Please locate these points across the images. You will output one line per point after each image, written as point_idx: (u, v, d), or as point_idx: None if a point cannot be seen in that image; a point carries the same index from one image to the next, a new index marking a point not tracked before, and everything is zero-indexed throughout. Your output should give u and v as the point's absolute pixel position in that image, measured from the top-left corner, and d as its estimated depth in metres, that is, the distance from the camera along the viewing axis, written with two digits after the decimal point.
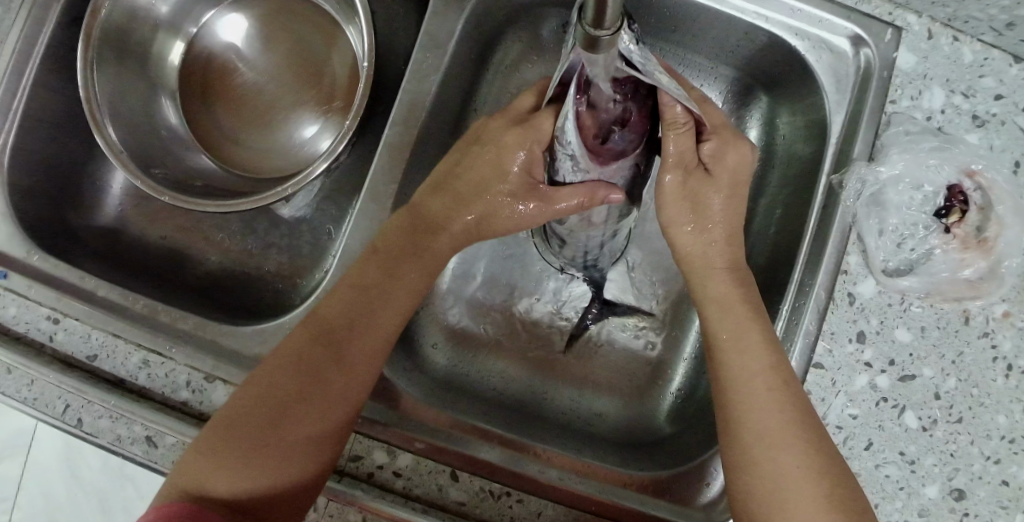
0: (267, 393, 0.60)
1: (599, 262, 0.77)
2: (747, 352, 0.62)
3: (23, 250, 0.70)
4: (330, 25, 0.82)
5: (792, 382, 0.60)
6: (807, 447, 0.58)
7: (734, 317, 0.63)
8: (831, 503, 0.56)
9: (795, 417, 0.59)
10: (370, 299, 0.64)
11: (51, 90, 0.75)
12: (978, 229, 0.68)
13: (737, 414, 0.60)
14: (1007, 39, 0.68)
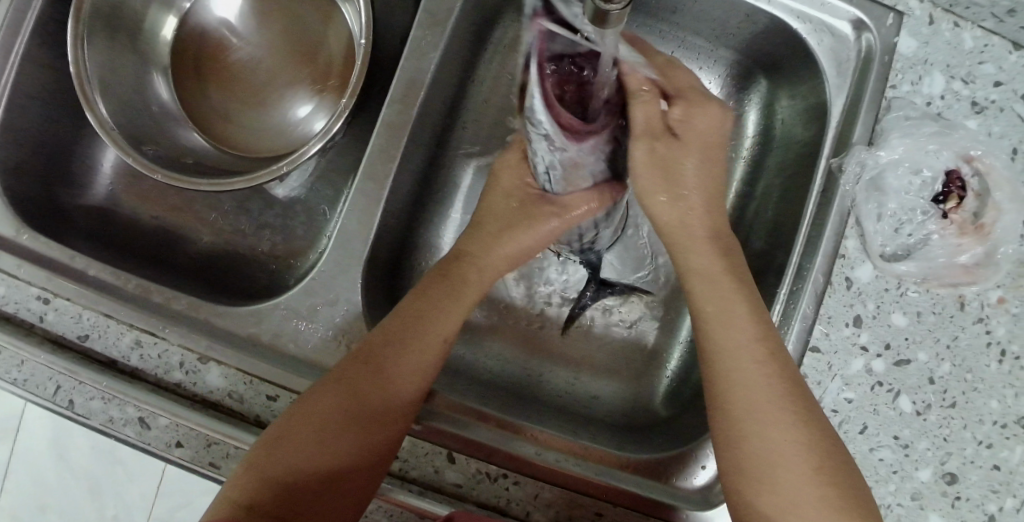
0: (318, 406, 0.60)
1: (592, 245, 0.76)
2: (735, 324, 0.61)
3: (12, 229, 0.69)
4: (325, 1, 0.81)
5: (779, 353, 0.60)
6: (796, 418, 0.58)
7: (719, 289, 0.63)
8: (819, 471, 0.56)
9: (783, 388, 0.59)
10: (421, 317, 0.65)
11: (40, 65, 0.73)
12: (975, 214, 0.69)
13: (725, 385, 0.60)
14: (1007, 25, 0.68)
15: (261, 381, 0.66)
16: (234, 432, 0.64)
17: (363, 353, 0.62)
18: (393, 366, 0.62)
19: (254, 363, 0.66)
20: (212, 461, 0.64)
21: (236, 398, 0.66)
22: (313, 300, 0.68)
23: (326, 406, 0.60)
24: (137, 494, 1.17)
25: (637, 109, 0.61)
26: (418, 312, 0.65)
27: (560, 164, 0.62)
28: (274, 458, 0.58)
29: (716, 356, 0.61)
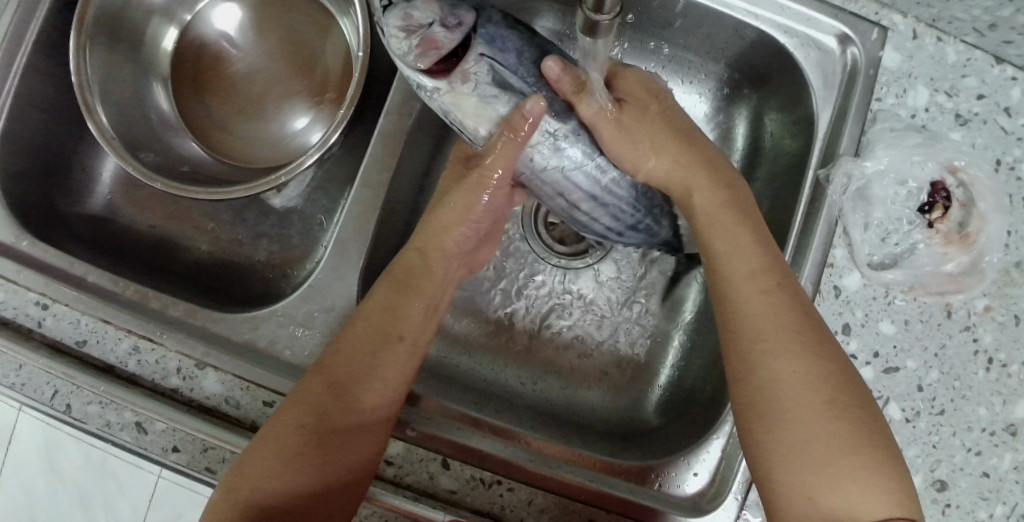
0: (286, 422, 0.59)
1: (614, 207, 0.71)
2: (741, 253, 0.61)
3: (11, 235, 0.70)
4: (323, 16, 0.82)
5: (785, 283, 0.59)
6: (803, 351, 0.56)
7: (726, 226, 0.62)
8: (832, 404, 0.54)
9: (794, 318, 0.57)
10: (382, 319, 0.64)
11: (43, 75, 0.74)
12: (961, 224, 0.70)
13: (737, 314, 0.59)
14: (989, 40, 0.70)
15: (257, 387, 0.67)
16: (229, 438, 0.64)
17: (327, 366, 0.62)
18: (357, 377, 0.62)
19: (251, 369, 0.67)
20: (207, 466, 0.64)
21: (233, 403, 0.66)
22: (310, 307, 0.69)
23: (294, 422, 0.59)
24: (129, 506, 1.17)
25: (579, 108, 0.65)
26: (378, 316, 0.64)
27: (451, 110, 0.64)
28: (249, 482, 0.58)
29: (726, 290, 0.61)
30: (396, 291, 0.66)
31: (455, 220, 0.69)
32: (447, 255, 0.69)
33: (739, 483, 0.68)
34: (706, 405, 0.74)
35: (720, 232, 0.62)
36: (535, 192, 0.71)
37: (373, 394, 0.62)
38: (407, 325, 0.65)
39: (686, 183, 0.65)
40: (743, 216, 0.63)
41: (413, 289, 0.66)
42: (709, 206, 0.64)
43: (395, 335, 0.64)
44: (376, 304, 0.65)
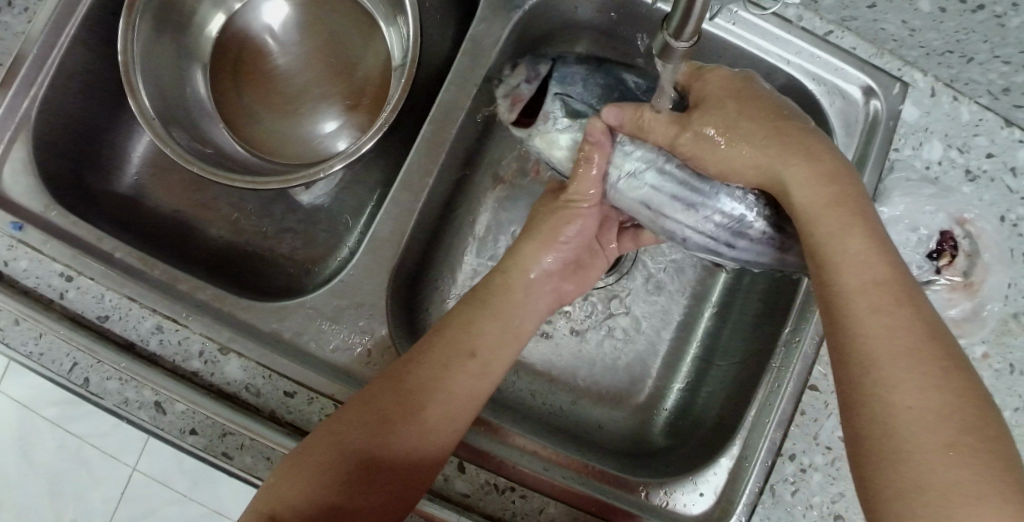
0: (345, 419, 0.61)
1: (709, 208, 0.67)
2: (856, 256, 0.57)
3: (40, 204, 0.69)
4: (368, 22, 0.84)
5: (904, 296, 0.55)
6: (924, 380, 0.52)
7: (833, 226, 0.58)
8: (952, 437, 0.51)
9: (912, 338, 0.54)
10: (458, 334, 0.66)
11: (88, 49, 0.74)
12: (965, 273, 0.74)
13: (850, 323, 0.56)
14: (1001, 103, 0.75)
15: (280, 376, 0.67)
16: (249, 424, 0.64)
17: (400, 371, 0.63)
18: (425, 388, 0.63)
19: (276, 359, 0.66)
20: (225, 451, 0.64)
21: (254, 391, 0.66)
22: (339, 302, 0.69)
23: (354, 421, 0.61)
24: (100, 499, 1.13)
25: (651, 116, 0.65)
26: (455, 330, 0.66)
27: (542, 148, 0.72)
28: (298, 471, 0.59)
29: (832, 299, 0.57)
30: (477, 309, 0.67)
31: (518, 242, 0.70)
32: (533, 281, 0.69)
33: (743, 506, 0.69)
34: (713, 429, 0.76)
35: (830, 233, 0.58)
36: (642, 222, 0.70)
37: (440, 407, 0.63)
38: (482, 343, 0.66)
39: (772, 169, 0.62)
40: (853, 216, 0.59)
41: (493, 308, 0.67)
42: (812, 199, 0.60)
43: (467, 352, 0.65)
44: (458, 320, 0.67)
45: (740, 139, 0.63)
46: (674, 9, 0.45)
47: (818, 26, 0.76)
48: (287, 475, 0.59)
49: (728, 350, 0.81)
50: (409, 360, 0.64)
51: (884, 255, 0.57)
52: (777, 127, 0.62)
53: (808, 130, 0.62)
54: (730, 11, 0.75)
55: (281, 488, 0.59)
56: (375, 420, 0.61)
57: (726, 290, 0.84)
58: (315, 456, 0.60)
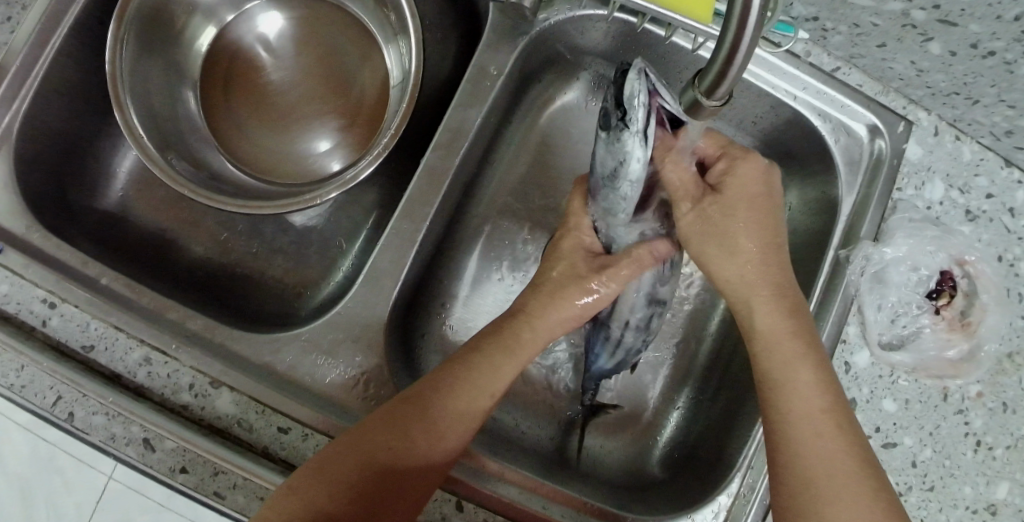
0: (360, 446, 0.58)
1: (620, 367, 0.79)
2: (800, 384, 0.64)
3: (21, 225, 0.65)
4: (367, 39, 0.81)
5: (843, 426, 0.62)
6: (854, 497, 0.59)
7: (787, 355, 0.65)
8: None
9: (842, 463, 0.61)
10: (478, 374, 0.64)
11: (75, 60, 0.71)
12: (963, 312, 0.74)
13: (786, 436, 0.63)
14: (1002, 144, 0.75)
15: (273, 411, 0.64)
16: (239, 462, 0.62)
17: (422, 389, 0.62)
18: (443, 406, 0.61)
19: (270, 393, 0.64)
20: (217, 490, 0.62)
21: (246, 426, 0.64)
22: (335, 334, 0.67)
23: (373, 435, 0.59)
24: (73, 506, 0.98)
25: (678, 176, 0.69)
26: (477, 369, 0.64)
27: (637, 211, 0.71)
28: (309, 501, 0.56)
29: (779, 418, 0.64)
30: (496, 335, 0.67)
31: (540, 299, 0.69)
32: (547, 320, 0.69)
33: None
34: (711, 463, 0.76)
35: (785, 362, 0.65)
36: (617, 307, 0.76)
37: (456, 428, 0.62)
38: (499, 370, 0.65)
39: (745, 296, 0.68)
40: (808, 351, 0.65)
41: (509, 337, 0.67)
42: (776, 330, 0.66)
43: (487, 392, 0.64)
44: (476, 353, 0.65)
45: (734, 246, 0.68)
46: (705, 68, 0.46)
47: (826, 62, 0.76)
48: (306, 475, 0.57)
49: (726, 383, 0.80)
50: (429, 379, 0.63)
51: (828, 385, 0.64)
52: (766, 249, 0.68)
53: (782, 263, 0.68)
54: None
55: (301, 487, 0.56)
56: (395, 437, 0.59)
57: (725, 320, 0.83)
58: (338, 460, 0.58)
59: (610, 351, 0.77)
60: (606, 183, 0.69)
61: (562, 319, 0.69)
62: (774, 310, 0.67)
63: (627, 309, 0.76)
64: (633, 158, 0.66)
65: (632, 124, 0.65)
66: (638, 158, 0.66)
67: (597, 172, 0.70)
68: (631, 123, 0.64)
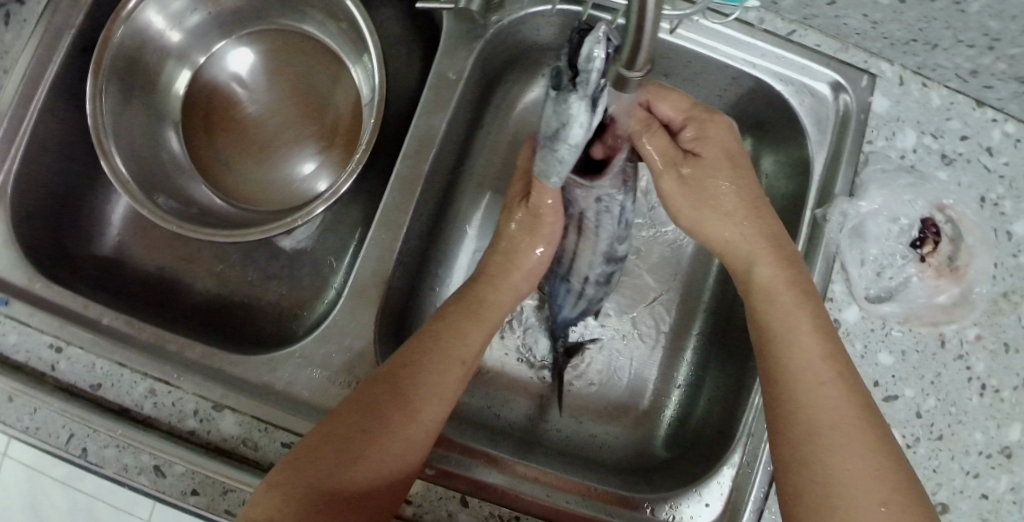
0: (339, 429, 0.60)
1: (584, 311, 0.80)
2: (800, 335, 0.63)
3: (24, 277, 0.69)
4: (334, 62, 0.84)
5: (847, 373, 0.61)
6: (860, 444, 0.58)
7: (787, 304, 0.64)
8: (885, 490, 0.56)
9: (846, 410, 0.60)
10: (447, 342, 0.67)
11: (58, 116, 0.74)
12: (950, 258, 0.74)
13: (791, 388, 0.62)
14: (970, 85, 0.74)
15: (276, 428, 0.67)
16: (247, 480, 0.65)
17: (393, 370, 0.64)
18: (415, 384, 0.63)
19: (270, 411, 0.67)
20: (227, 508, 0.65)
21: (252, 445, 0.66)
22: (328, 348, 0.70)
23: (350, 419, 0.61)
24: None
25: (654, 147, 0.69)
26: (446, 337, 0.67)
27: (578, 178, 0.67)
28: (294, 483, 0.57)
29: (782, 371, 0.63)
30: (460, 311, 0.70)
31: (498, 265, 0.74)
32: (506, 295, 0.73)
33: (751, 512, 0.70)
34: (715, 436, 0.76)
35: (784, 312, 0.64)
36: (575, 264, 0.76)
37: (431, 402, 0.64)
38: (466, 343, 0.68)
39: (748, 259, 0.68)
40: (805, 301, 0.64)
41: (474, 312, 0.70)
42: (773, 284, 0.66)
43: (458, 359, 0.67)
44: (443, 322, 0.68)
45: (727, 211, 0.69)
46: (623, 42, 0.46)
47: (781, 27, 0.76)
48: (289, 464, 0.59)
49: (723, 355, 0.80)
50: (397, 359, 0.65)
51: (829, 335, 0.63)
52: (757, 207, 0.69)
53: (772, 216, 0.69)
54: (691, 20, 0.75)
55: (287, 476, 0.58)
56: (372, 418, 0.61)
57: (715, 294, 0.84)
58: (322, 447, 0.59)
59: (573, 302, 0.78)
60: (546, 143, 0.62)
61: (525, 276, 0.74)
62: (771, 264, 0.66)
63: (584, 266, 0.75)
64: (576, 123, 0.58)
65: (581, 88, 0.56)
66: (581, 124, 0.58)
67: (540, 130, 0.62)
68: (579, 86, 0.56)
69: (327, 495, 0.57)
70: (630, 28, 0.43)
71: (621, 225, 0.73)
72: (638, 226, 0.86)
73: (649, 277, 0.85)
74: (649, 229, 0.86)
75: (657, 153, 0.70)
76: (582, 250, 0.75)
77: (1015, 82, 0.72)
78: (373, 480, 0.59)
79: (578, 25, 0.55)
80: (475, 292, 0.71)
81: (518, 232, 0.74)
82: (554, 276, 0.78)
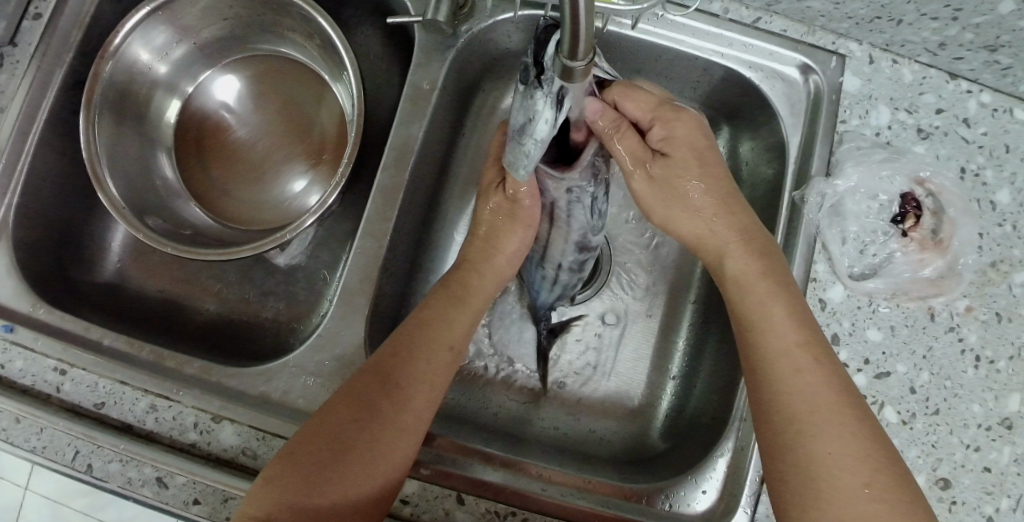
0: (331, 424, 0.63)
1: (562, 296, 0.81)
2: (776, 323, 0.65)
3: (28, 304, 0.73)
4: (318, 82, 0.87)
5: (823, 356, 0.64)
6: (838, 428, 0.61)
7: (761, 295, 0.67)
8: (862, 465, 0.59)
9: (823, 396, 0.62)
10: (432, 331, 0.70)
11: (54, 150, 0.78)
12: (933, 231, 0.74)
13: (769, 375, 0.64)
14: (941, 58, 0.75)
15: (273, 436, 0.69)
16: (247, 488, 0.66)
17: (380, 365, 0.66)
18: (403, 377, 0.66)
19: (266, 420, 0.69)
20: (229, 516, 0.67)
21: (250, 454, 0.68)
22: (320, 356, 0.71)
23: (341, 414, 0.63)
24: None
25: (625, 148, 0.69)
26: (431, 329, 0.70)
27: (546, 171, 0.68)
28: (292, 477, 0.60)
29: (761, 359, 0.65)
30: (444, 305, 0.72)
31: (480, 253, 0.77)
32: (484, 282, 0.76)
33: (748, 497, 0.69)
34: (709, 424, 0.76)
35: (760, 300, 0.67)
36: (549, 252, 0.76)
37: (419, 393, 0.66)
38: (452, 336, 0.71)
39: (721, 247, 0.71)
40: (780, 287, 0.67)
41: (459, 307, 0.73)
42: (748, 272, 0.68)
43: (445, 349, 0.69)
44: (429, 311, 0.71)
45: (698, 207, 0.71)
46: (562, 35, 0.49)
47: (746, 15, 0.77)
48: (286, 460, 0.61)
49: (713, 344, 0.81)
50: (384, 352, 0.67)
51: (803, 319, 0.65)
52: (725, 201, 0.71)
53: (743, 206, 0.71)
54: (656, 15, 0.76)
55: (285, 471, 0.61)
56: (363, 411, 0.63)
57: (704, 284, 0.85)
58: (316, 442, 0.62)
59: (548, 287, 0.79)
60: (515, 136, 0.63)
61: (508, 260, 0.77)
62: (746, 251, 0.69)
63: (556, 255, 0.76)
64: (542, 118, 0.60)
65: (546, 85, 0.58)
66: (547, 120, 0.59)
67: (510, 123, 0.64)
68: (544, 83, 0.58)
69: (324, 487, 0.60)
70: (566, 25, 0.46)
71: (594, 214, 0.72)
72: (625, 221, 0.87)
73: (638, 271, 0.86)
74: (636, 224, 0.87)
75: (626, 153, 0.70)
76: (557, 239, 0.75)
77: (984, 51, 0.72)
78: (368, 472, 0.62)
79: (544, 23, 0.57)
80: (459, 289, 0.74)
81: (501, 233, 0.76)
82: (535, 262, 0.79)
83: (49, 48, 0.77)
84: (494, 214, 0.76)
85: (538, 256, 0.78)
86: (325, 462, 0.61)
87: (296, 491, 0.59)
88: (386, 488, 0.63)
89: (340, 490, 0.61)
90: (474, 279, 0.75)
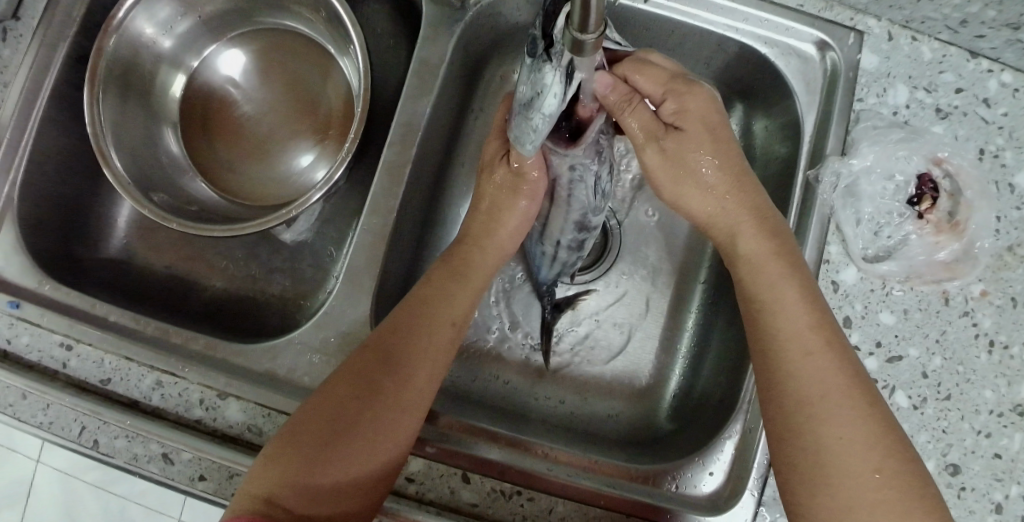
0: (334, 402, 0.62)
1: (563, 273, 0.81)
2: (787, 305, 0.64)
3: (33, 280, 0.72)
4: (324, 57, 0.86)
5: (833, 339, 0.63)
6: (849, 413, 0.60)
7: (771, 277, 0.66)
8: (873, 452, 0.58)
9: (833, 380, 0.61)
10: (434, 307, 0.69)
11: (58, 124, 0.78)
12: (950, 214, 0.72)
13: (776, 359, 0.63)
14: (962, 36, 0.73)
15: (278, 413, 0.69)
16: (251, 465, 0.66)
17: (382, 341, 0.66)
18: (406, 354, 0.66)
19: (271, 397, 0.68)
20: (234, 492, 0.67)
21: (256, 431, 0.68)
22: (325, 333, 0.71)
23: (344, 392, 0.63)
24: None
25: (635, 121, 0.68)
26: (434, 305, 0.69)
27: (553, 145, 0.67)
28: (295, 455, 0.60)
29: (770, 343, 0.64)
30: (449, 283, 0.71)
31: (483, 229, 0.75)
32: (488, 260, 0.75)
33: (755, 480, 0.68)
34: (717, 406, 0.75)
35: (770, 282, 0.66)
36: (547, 227, 0.76)
37: (422, 369, 0.66)
38: (455, 312, 0.70)
39: (732, 226, 0.69)
40: (790, 269, 0.66)
41: (464, 284, 0.72)
42: (757, 254, 0.67)
43: (448, 325, 0.69)
44: (431, 289, 0.70)
45: (711, 185, 0.70)
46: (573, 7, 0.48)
47: None
48: (289, 438, 0.61)
49: (721, 326, 0.80)
50: (386, 329, 0.67)
51: (813, 302, 0.64)
52: (739, 181, 0.69)
53: (754, 186, 0.70)
54: None
55: (288, 449, 0.60)
56: (365, 388, 0.63)
57: (714, 267, 0.83)
58: (319, 420, 0.62)
59: (547, 264, 0.79)
60: (522, 110, 0.62)
61: (514, 237, 0.76)
62: (755, 232, 0.68)
63: (556, 232, 0.75)
64: (550, 92, 0.58)
65: (554, 57, 0.56)
66: (555, 94, 0.58)
67: (518, 95, 0.62)
68: (553, 56, 0.56)
69: (328, 464, 0.60)
70: None
71: (596, 195, 0.71)
72: (634, 200, 0.86)
73: (647, 251, 0.85)
74: (645, 203, 0.86)
75: (638, 125, 0.69)
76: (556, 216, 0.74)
77: (1006, 29, 0.70)
78: (372, 449, 0.62)
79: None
80: (465, 267, 0.73)
81: (507, 211, 0.74)
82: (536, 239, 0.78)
83: (52, 21, 0.76)
84: (500, 192, 0.75)
85: (540, 233, 0.77)
86: (328, 439, 0.61)
87: (301, 468, 0.60)
88: (391, 464, 0.63)
89: (344, 467, 0.60)
90: (480, 259, 0.74)
